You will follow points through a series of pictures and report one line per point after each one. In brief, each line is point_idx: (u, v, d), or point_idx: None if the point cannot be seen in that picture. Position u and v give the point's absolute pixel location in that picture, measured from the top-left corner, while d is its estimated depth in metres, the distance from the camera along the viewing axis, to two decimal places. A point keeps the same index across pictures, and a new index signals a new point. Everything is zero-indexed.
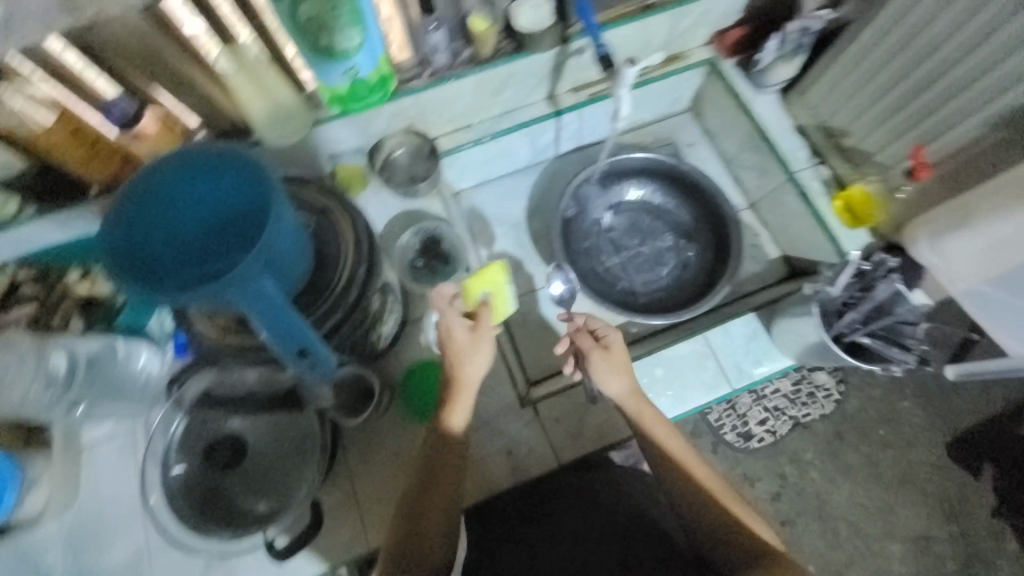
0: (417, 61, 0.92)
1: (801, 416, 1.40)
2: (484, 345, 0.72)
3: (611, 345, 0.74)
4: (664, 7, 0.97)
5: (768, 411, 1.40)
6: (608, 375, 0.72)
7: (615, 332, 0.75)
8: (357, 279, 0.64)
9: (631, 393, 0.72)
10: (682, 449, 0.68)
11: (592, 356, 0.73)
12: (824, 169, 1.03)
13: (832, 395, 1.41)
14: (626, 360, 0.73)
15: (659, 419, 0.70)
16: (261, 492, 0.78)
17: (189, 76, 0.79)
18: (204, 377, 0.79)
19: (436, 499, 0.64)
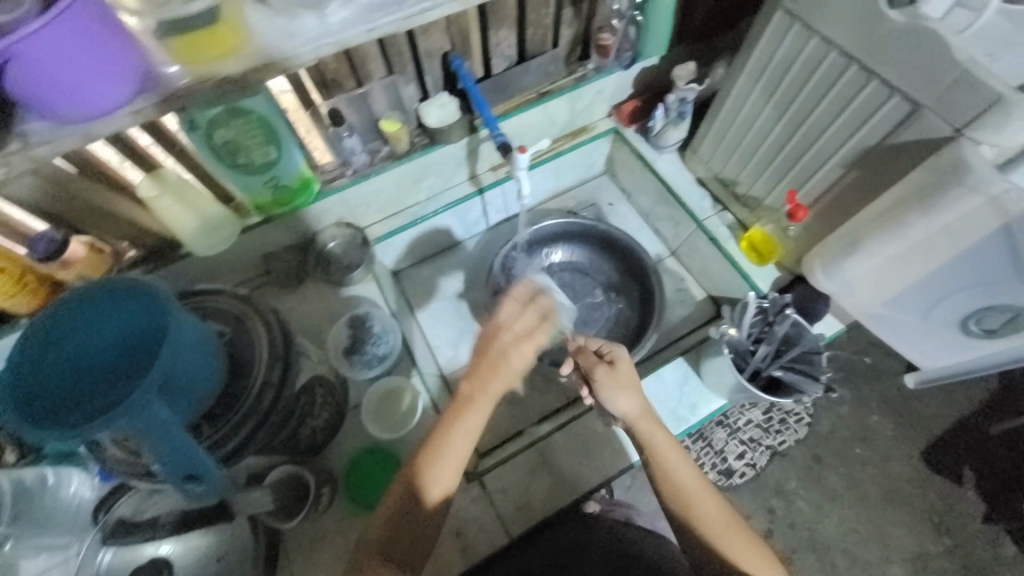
0: (339, 163, 1.01)
1: (778, 444, 1.40)
2: (523, 349, 0.71)
3: (617, 362, 0.76)
4: (558, 92, 1.08)
5: (746, 444, 1.39)
6: (617, 394, 0.74)
7: (623, 352, 0.77)
8: (273, 382, 0.68)
9: (640, 414, 0.74)
10: (689, 479, 0.71)
11: (597, 375, 0.75)
12: (728, 215, 1.12)
13: (804, 418, 1.42)
14: (634, 378, 0.76)
15: (669, 443, 0.73)
16: None
17: (116, 207, 0.85)
18: (132, 496, 0.74)
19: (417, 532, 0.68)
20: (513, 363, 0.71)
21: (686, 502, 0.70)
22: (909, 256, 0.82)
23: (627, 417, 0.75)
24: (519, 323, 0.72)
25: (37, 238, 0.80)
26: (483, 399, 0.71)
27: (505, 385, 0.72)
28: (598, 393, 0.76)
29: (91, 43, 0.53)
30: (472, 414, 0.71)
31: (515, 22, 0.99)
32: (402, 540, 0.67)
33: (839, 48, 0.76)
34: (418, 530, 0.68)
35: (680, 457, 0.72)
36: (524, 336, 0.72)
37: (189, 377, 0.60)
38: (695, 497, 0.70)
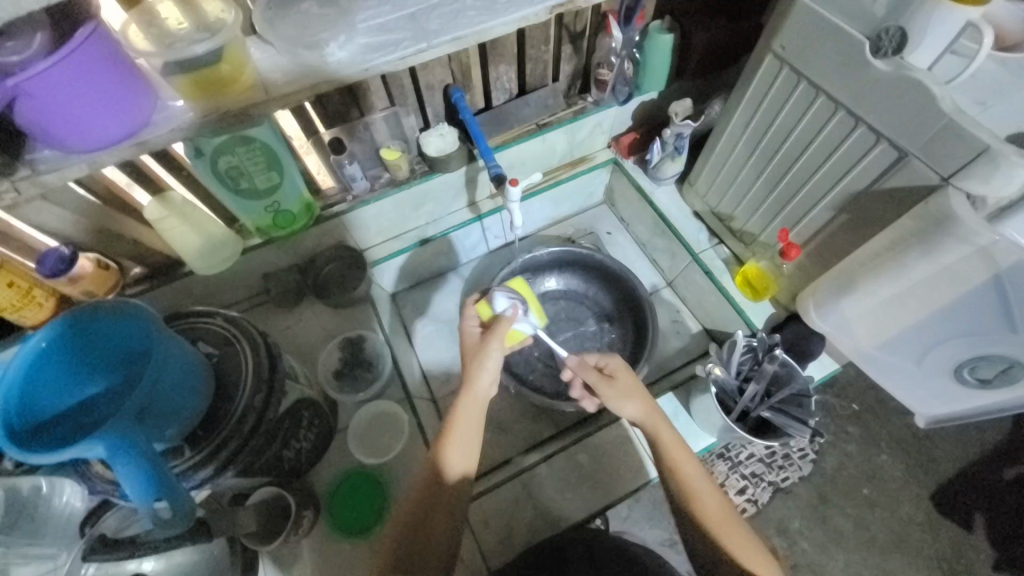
0: (340, 189, 1.04)
1: (780, 481, 1.36)
2: (488, 350, 0.82)
3: (616, 374, 0.80)
4: (557, 124, 1.10)
5: (747, 478, 1.36)
6: (622, 401, 0.78)
7: (618, 361, 0.81)
8: (255, 406, 0.69)
9: (647, 414, 0.77)
10: (696, 478, 0.72)
11: (599, 387, 0.79)
12: (723, 248, 1.12)
13: (809, 454, 1.39)
14: (637, 383, 0.79)
15: (677, 444, 0.74)
16: None
17: (121, 228, 0.88)
18: (119, 511, 0.72)
19: (434, 534, 0.70)
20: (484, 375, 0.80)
21: (692, 499, 0.70)
22: (904, 298, 0.81)
23: (636, 420, 0.77)
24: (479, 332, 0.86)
25: (48, 253, 0.83)
26: (473, 399, 0.79)
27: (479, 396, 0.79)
28: (606, 402, 0.79)
29: (96, 84, 0.57)
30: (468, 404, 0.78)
31: (515, 57, 1.02)
32: (418, 546, 0.69)
33: (828, 94, 0.77)
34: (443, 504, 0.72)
35: (686, 456, 0.73)
36: (486, 342, 0.83)
37: (176, 400, 0.62)
38: (699, 494, 0.70)
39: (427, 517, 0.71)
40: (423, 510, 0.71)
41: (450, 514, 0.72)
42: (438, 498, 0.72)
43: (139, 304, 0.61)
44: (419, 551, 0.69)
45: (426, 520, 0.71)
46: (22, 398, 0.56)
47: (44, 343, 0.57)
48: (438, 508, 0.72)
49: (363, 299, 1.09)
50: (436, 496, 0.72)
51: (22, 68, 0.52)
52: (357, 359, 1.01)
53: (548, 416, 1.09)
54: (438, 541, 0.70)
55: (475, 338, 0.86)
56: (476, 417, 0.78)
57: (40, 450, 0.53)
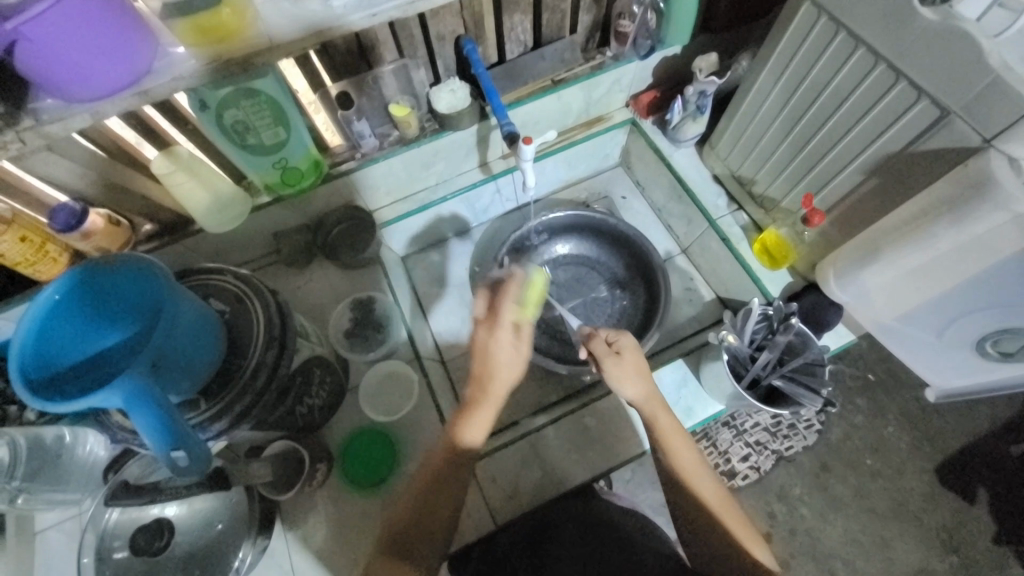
0: (349, 147, 1.02)
1: (784, 449, 1.38)
2: (502, 339, 0.75)
3: (623, 351, 0.78)
4: (574, 80, 1.04)
5: (751, 446, 1.37)
6: (624, 383, 0.76)
7: (628, 339, 0.79)
8: (266, 363, 0.70)
9: (647, 399, 0.76)
10: (694, 463, 0.72)
11: (605, 363, 0.77)
12: (742, 215, 1.08)
13: (814, 424, 1.39)
14: (641, 364, 0.77)
15: (675, 429, 0.75)
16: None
17: (131, 183, 0.88)
18: (139, 459, 0.75)
19: (433, 517, 0.70)
20: (503, 347, 0.76)
21: (691, 484, 0.71)
22: (933, 270, 0.78)
23: (634, 403, 0.76)
24: (490, 306, 0.77)
25: (58, 208, 0.82)
26: (497, 384, 0.75)
27: (507, 376, 0.76)
28: (607, 380, 0.77)
29: (92, 28, 0.54)
30: (495, 378, 0.75)
31: (531, 6, 0.96)
32: (422, 525, 0.69)
33: (868, 45, 0.72)
34: (454, 476, 0.72)
35: (684, 440, 0.74)
36: (500, 329, 0.76)
37: (188, 356, 0.62)
38: (698, 479, 0.71)
39: (428, 500, 0.71)
40: (425, 496, 0.71)
41: (451, 496, 0.71)
42: (447, 480, 0.72)
43: (151, 260, 0.61)
44: (417, 531, 0.69)
45: (425, 503, 0.70)
46: (39, 348, 0.57)
47: (58, 295, 0.58)
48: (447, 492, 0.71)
49: (372, 261, 1.09)
50: (449, 474, 0.72)
51: (18, 10, 0.50)
52: (367, 320, 1.02)
53: (557, 380, 1.09)
54: (440, 516, 0.71)
55: (485, 318, 0.78)
56: (503, 393, 0.76)
57: (57, 399, 0.54)
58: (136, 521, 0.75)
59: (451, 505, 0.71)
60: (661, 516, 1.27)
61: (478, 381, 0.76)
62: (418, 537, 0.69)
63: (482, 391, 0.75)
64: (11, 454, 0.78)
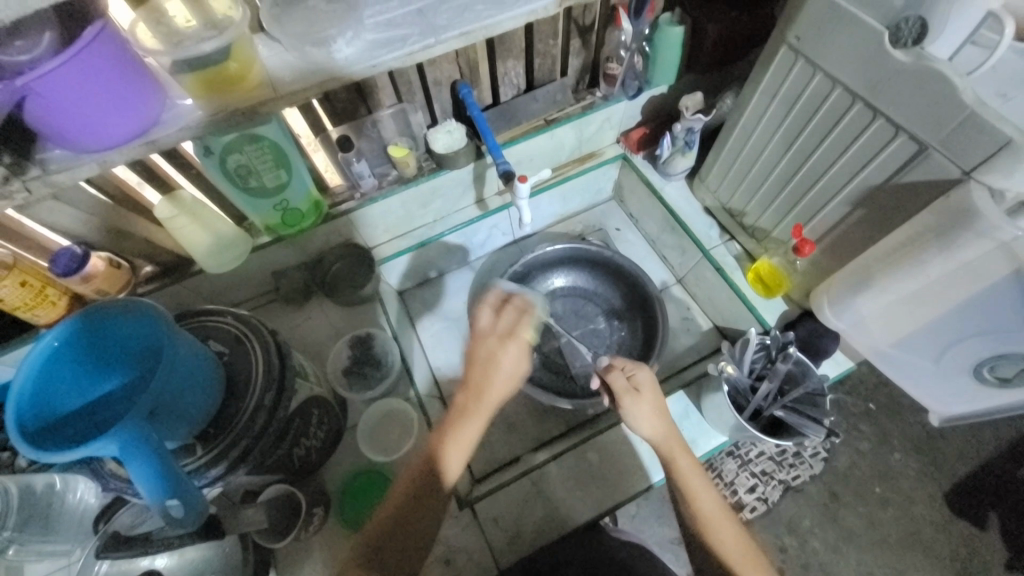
0: (348, 187, 1.04)
1: (791, 479, 1.35)
2: (506, 351, 0.72)
3: (642, 386, 0.76)
4: (566, 119, 1.09)
5: (757, 477, 1.34)
6: (642, 420, 0.75)
7: (647, 373, 0.78)
8: (265, 405, 0.69)
9: (665, 439, 0.74)
10: (713, 507, 0.71)
11: (623, 401, 0.75)
12: (734, 245, 1.10)
13: (820, 452, 1.37)
14: (659, 402, 0.76)
15: (694, 470, 0.73)
16: None
17: (133, 226, 0.89)
18: (132, 507, 0.72)
19: (409, 533, 0.66)
20: (509, 357, 0.72)
21: (709, 528, 0.69)
22: (923, 296, 0.79)
23: (653, 441, 0.75)
24: (502, 326, 0.74)
25: (61, 253, 0.83)
26: (493, 391, 0.72)
27: (506, 385, 0.72)
28: (624, 416, 0.76)
29: (104, 83, 0.57)
30: (496, 381, 0.72)
31: (523, 52, 1.01)
32: (397, 536, 0.66)
33: (844, 85, 0.75)
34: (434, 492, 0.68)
35: (703, 481, 0.72)
36: (502, 342, 0.73)
37: (186, 402, 0.62)
38: (717, 523, 0.69)
39: (408, 515, 0.66)
40: (405, 511, 0.67)
41: (432, 509, 0.68)
42: (430, 491, 0.68)
43: (149, 304, 0.61)
44: (394, 546, 0.65)
45: (404, 515, 0.66)
46: (36, 397, 0.56)
47: (56, 342, 0.58)
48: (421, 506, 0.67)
49: (371, 297, 1.09)
50: (423, 486, 0.68)
51: (32, 67, 0.52)
52: (366, 357, 1.01)
53: (557, 414, 1.08)
54: (417, 531, 0.67)
55: (487, 331, 0.74)
56: (499, 398, 0.73)
57: (53, 449, 0.53)
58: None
59: (426, 524, 0.67)
60: (668, 553, 1.23)
61: (473, 392, 0.72)
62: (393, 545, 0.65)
63: (475, 401, 0.71)
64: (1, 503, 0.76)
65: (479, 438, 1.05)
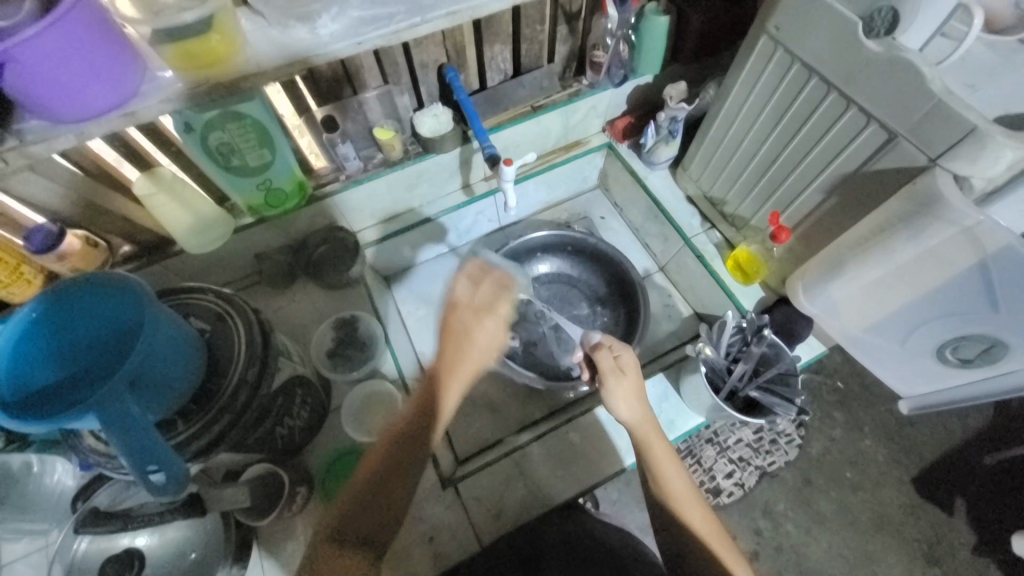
0: (333, 168, 1.04)
1: (766, 465, 1.39)
2: (485, 322, 0.75)
3: (626, 367, 0.78)
4: (552, 106, 1.10)
5: (734, 463, 1.38)
6: (621, 401, 0.76)
7: (631, 357, 0.80)
8: (246, 384, 0.69)
9: (641, 423, 0.75)
10: (682, 487, 0.73)
11: (608, 380, 0.77)
12: (715, 233, 1.13)
13: (795, 439, 1.41)
14: (640, 385, 0.78)
15: (667, 453, 0.75)
16: None
17: (111, 202, 0.88)
18: (113, 486, 0.73)
19: (381, 511, 0.69)
20: (487, 330, 0.75)
21: (679, 509, 0.72)
22: (890, 278, 0.82)
23: (630, 424, 0.76)
24: (476, 297, 0.76)
25: (35, 230, 0.81)
26: (468, 363, 0.74)
27: (483, 357, 0.75)
28: (604, 395, 0.77)
29: (86, 54, 0.56)
30: (472, 352, 0.74)
31: (509, 37, 1.02)
32: (369, 514, 0.68)
33: (820, 74, 0.78)
34: (407, 467, 0.70)
35: (674, 465, 0.74)
36: (481, 304, 0.76)
37: (169, 372, 0.62)
38: (686, 502, 0.72)
39: (381, 490, 0.69)
40: (375, 486, 0.69)
41: (404, 484, 0.70)
42: (403, 465, 0.70)
43: (134, 278, 0.61)
44: (363, 521, 0.67)
45: (377, 492, 0.69)
46: (12, 372, 0.56)
47: (34, 315, 0.58)
48: (389, 479, 0.69)
49: (356, 281, 1.09)
50: (397, 456, 0.70)
51: (9, 33, 0.51)
52: (349, 339, 1.01)
53: (541, 397, 1.10)
54: (389, 501, 0.69)
55: (463, 299, 0.77)
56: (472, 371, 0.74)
57: (29, 418, 0.52)
58: (103, 552, 0.71)
59: (395, 506, 0.70)
60: (648, 536, 1.25)
61: (446, 363, 0.73)
62: (367, 517, 0.67)
63: (449, 369, 0.73)
64: None
65: (463, 422, 1.07)
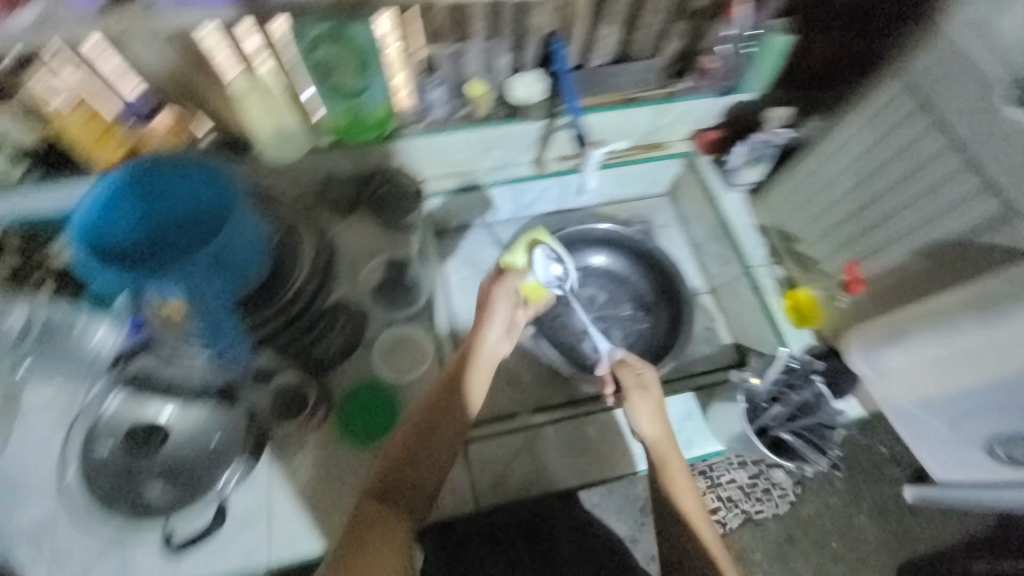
0: (416, 109, 1.01)
1: (753, 512, 1.37)
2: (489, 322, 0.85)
3: (649, 385, 0.81)
4: (648, 100, 1.07)
5: (721, 501, 1.36)
6: (643, 417, 0.79)
7: (654, 376, 0.83)
8: (306, 292, 0.89)
9: (660, 438, 0.79)
10: (698, 505, 0.74)
11: (631, 396, 0.80)
12: (779, 269, 1.09)
13: (788, 495, 1.38)
14: (660, 404, 0.80)
15: (682, 469, 0.77)
16: (163, 478, 0.82)
17: (199, 87, 0.87)
18: (149, 360, 0.85)
19: (417, 480, 0.74)
20: (496, 335, 0.85)
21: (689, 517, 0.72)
22: (949, 363, 0.80)
23: (649, 440, 0.79)
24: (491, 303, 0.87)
25: (130, 103, 0.86)
26: (482, 361, 0.84)
27: (491, 359, 0.85)
28: (626, 411, 0.80)
29: None
30: (482, 354, 0.84)
31: (626, 19, 0.98)
32: (406, 479, 0.74)
33: (954, 133, 0.76)
34: (440, 443, 0.77)
35: (687, 481, 0.76)
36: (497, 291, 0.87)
37: (240, 260, 0.79)
38: (699, 517, 0.72)
39: (417, 459, 0.75)
40: (412, 454, 0.75)
41: (436, 458, 0.76)
42: (434, 438, 0.77)
43: (225, 169, 0.78)
44: (401, 490, 0.73)
45: (413, 461, 0.75)
46: (104, 219, 0.76)
47: (127, 179, 0.76)
48: (425, 450, 0.76)
49: (410, 228, 1.08)
50: (430, 433, 0.77)
51: None
52: (397, 280, 0.99)
53: (559, 386, 1.08)
54: (418, 477, 0.75)
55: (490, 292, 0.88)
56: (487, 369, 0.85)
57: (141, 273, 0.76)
58: (132, 413, 0.84)
59: (429, 478, 0.76)
60: None
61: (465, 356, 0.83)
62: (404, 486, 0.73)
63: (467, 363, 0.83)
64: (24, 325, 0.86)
65: None
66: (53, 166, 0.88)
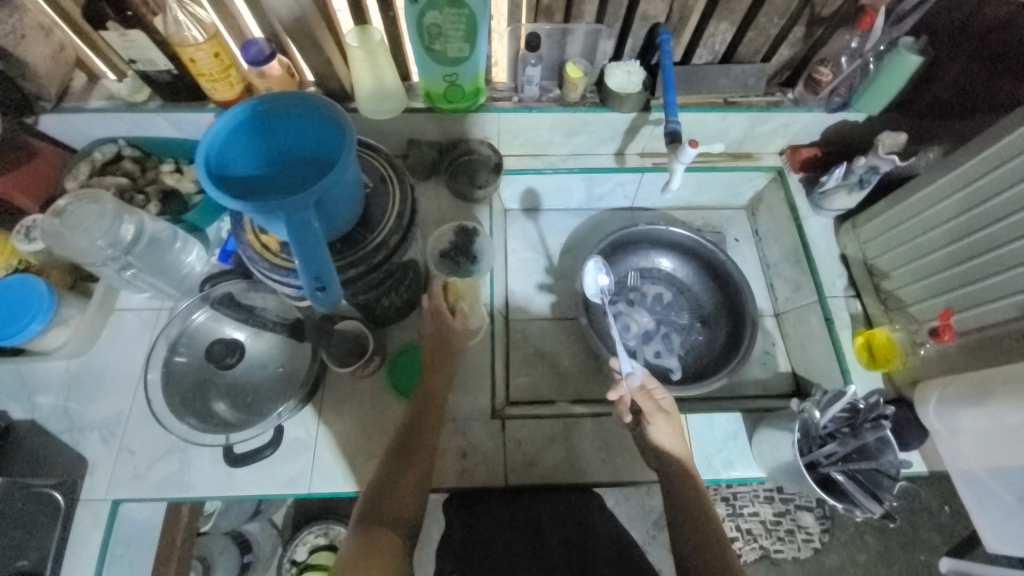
0: (510, 87, 1.05)
1: (772, 550, 1.32)
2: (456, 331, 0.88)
3: (670, 410, 0.78)
4: (747, 107, 1.03)
5: (740, 531, 1.32)
6: (666, 439, 0.77)
7: (671, 399, 0.81)
8: (388, 244, 0.74)
9: (685, 456, 0.77)
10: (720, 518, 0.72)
11: (653, 420, 0.76)
12: (856, 304, 1.03)
13: (813, 540, 1.32)
14: (681, 426, 0.79)
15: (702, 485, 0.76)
16: (228, 397, 0.88)
17: (318, 36, 0.92)
18: (236, 284, 0.91)
19: (406, 489, 0.72)
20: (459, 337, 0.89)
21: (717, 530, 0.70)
22: None
23: (670, 457, 0.77)
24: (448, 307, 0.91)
25: (253, 43, 0.90)
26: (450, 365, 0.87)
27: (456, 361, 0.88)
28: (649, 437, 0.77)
29: None
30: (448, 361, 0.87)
31: (741, 19, 0.94)
32: (392, 490, 0.72)
33: None
34: (425, 446, 0.77)
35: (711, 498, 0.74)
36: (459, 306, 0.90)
37: (337, 207, 0.67)
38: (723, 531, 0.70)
39: (404, 466, 0.74)
40: (399, 463, 0.74)
41: (420, 464, 0.75)
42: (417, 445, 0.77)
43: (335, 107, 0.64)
44: (388, 504, 0.70)
45: (400, 471, 0.74)
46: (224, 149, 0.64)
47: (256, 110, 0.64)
48: (414, 452, 0.76)
49: (481, 201, 1.09)
50: (414, 439, 0.77)
51: None
52: (464, 249, 1.03)
53: (601, 382, 1.08)
54: (405, 491, 0.72)
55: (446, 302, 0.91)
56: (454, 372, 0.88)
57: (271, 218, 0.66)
58: (212, 330, 0.91)
59: (417, 488, 0.74)
60: None
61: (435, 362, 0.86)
62: (393, 500, 0.71)
63: (440, 369, 0.86)
64: (134, 233, 0.90)
65: (522, 371, 1.08)
66: (178, 95, 0.97)
